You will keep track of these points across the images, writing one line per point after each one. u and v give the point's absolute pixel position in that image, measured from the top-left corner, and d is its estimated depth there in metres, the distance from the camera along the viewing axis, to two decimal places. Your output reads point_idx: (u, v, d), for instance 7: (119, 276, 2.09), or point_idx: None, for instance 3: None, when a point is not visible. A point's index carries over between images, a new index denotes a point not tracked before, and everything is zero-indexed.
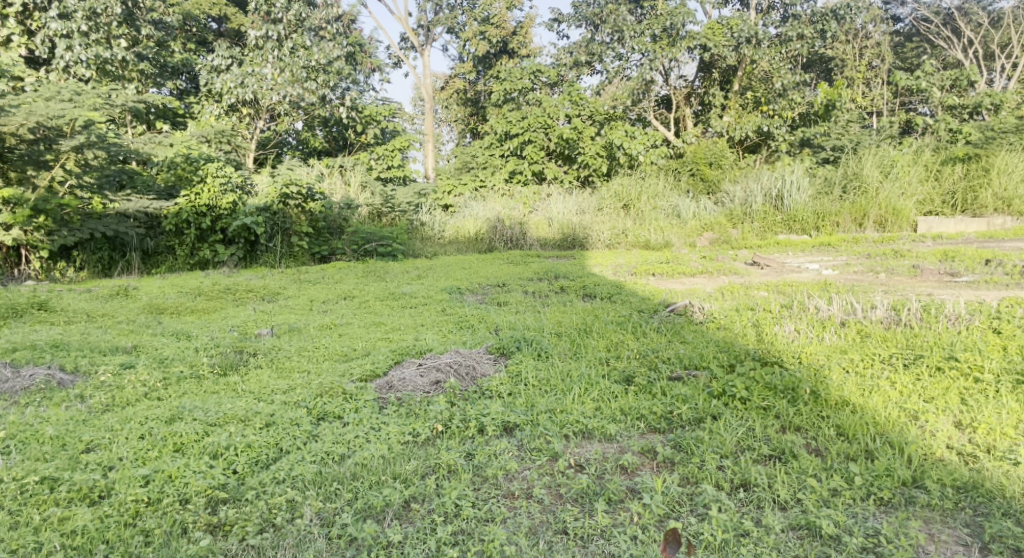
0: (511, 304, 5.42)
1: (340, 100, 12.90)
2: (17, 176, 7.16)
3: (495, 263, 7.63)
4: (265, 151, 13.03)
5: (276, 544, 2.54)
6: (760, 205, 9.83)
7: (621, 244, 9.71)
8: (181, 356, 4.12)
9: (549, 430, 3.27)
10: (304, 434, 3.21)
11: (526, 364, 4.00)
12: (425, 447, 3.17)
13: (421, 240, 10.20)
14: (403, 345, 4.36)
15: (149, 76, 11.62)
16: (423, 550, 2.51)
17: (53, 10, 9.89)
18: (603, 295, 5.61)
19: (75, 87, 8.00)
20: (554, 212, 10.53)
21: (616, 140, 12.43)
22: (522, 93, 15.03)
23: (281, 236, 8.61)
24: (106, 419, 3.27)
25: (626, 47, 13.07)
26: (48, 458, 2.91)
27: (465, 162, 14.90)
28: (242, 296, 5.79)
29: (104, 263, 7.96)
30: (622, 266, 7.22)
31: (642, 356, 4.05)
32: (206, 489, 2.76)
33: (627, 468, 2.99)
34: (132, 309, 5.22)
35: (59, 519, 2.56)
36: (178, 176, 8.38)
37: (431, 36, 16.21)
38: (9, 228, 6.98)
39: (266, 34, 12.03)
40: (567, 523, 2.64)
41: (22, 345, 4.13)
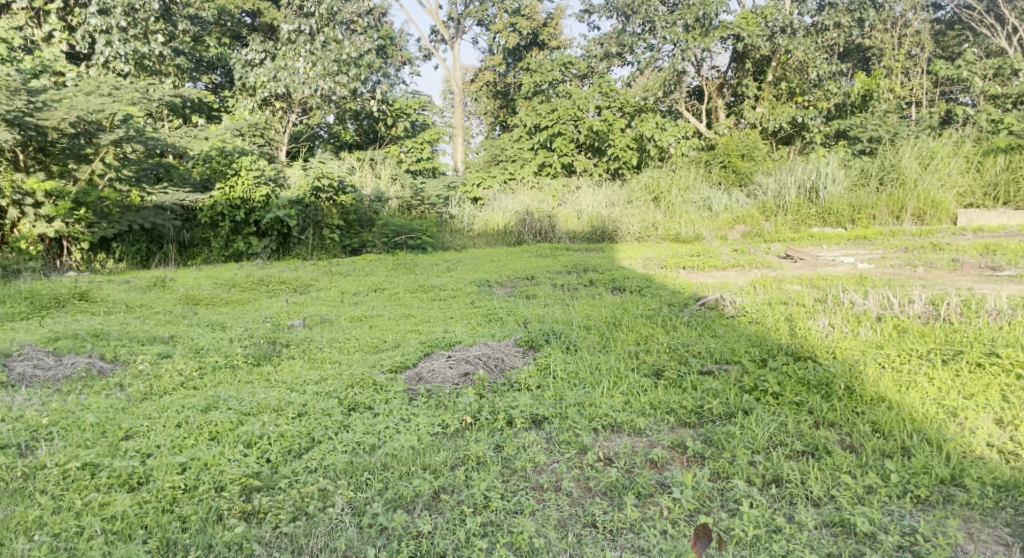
0: (540, 297, 5.42)
1: (370, 94, 13.01)
2: (59, 170, 7.36)
3: (523, 256, 7.61)
4: (298, 145, 13.08)
5: (308, 532, 2.58)
6: (794, 198, 9.68)
7: (651, 237, 9.62)
8: (217, 346, 4.19)
9: (578, 424, 3.27)
10: (335, 424, 3.26)
11: (555, 358, 4.00)
12: (454, 438, 3.20)
13: (450, 233, 10.25)
14: (431, 338, 4.38)
15: (185, 71, 11.78)
16: (453, 541, 2.53)
17: (93, 7, 10.09)
18: (632, 289, 5.56)
19: (113, 82, 8.13)
20: (583, 205, 10.49)
21: (647, 132, 12.34)
22: (551, 85, 15.09)
23: (313, 229, 8.74)
24: (145, 407, 3.35)
25: (657, 38, 12.87)
26: (89, 444, 2.99)
27: (494, 155, 14.91)
28: (275, 288, 5.87)
29: (142, 254, 8.14)
30: (651, 259, 7.13)
31: (673, 350, 4.01)
32: (241, 477, 2.81)
33: (656, 463, 2.98)
34: (169, 300, 5.31)
35: (99, 504, 2.63)
36: (213, 170, 8.65)
37: (461, 28, 16.20)
38: (51, 220, 7.17)
39: (298, 28, 12.01)
40: (595, 516, 2.65)
41: (63, 334, 4.23)
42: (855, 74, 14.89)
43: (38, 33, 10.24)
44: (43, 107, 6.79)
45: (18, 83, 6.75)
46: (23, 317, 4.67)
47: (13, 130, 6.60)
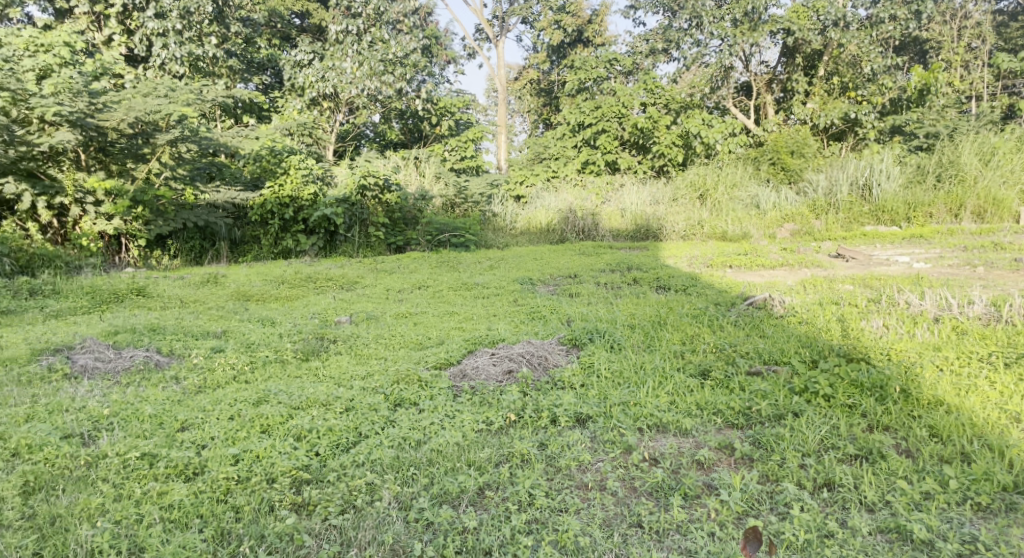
0: (583, 295, 5.40)
1: (415, 93, 12.89)
2: (117, 169, 7.65)
3: (566, 254, 7.61)
4: (344, 144, 13.20)
5: (357, 525, 2.62)
6: (846, 195, 9.45)
7: (697, 235, 9.51)
8: (267, 342, 4.29)
9: (623, 423, 3.25)
10: (382, 419, 3.30)
11: (599, 356, 3.98)
12: (498, 435, 3.21)
13: (493, 231, 10.29)
14: (475, 335, 4.41)
15: (237, 71, 12.04)
16: (499, 537, 2.54)
17: (150, 11, 10.42)
18: (677, 288, 5.51)
19: (170, 83, 8.37)
20: (627, 203, 10.40)
21: (694, 129, 12.17)
22: (596, 82, 15.03)
23: (359, 227, 8.83)
24: (199, 400, 3.44)
25: (705, 32, 12.54)
26: (148, 435, 3.08)
27: (537, 153, 14.86)
28: (322, 284, 5.97)
29: (195, 252, 8.32)
30: (697, 258, 7.06)
31: (720, 350, 3.95)
32: (291, 469, 2.87)
33: (703, 464, 2.95)
34: (221, 296, 5.45)
35: (158, 493, 2.71)
36: (263, 168, 8.82)
37: (506, 26, 16.21)
38: (110, 218, 7.43)
39: (346, 29, 12.20)
40: (641, 516, 2.63)
41: (122, 328, 4.37)
42: (911, 67, 14.49)
43: (98, 36, 10.62)
44: (104, 108, 7.08)
45: (79, 86, 7.06)
46: (84, 312, 4.85)
47: (76, 130, 6.87)
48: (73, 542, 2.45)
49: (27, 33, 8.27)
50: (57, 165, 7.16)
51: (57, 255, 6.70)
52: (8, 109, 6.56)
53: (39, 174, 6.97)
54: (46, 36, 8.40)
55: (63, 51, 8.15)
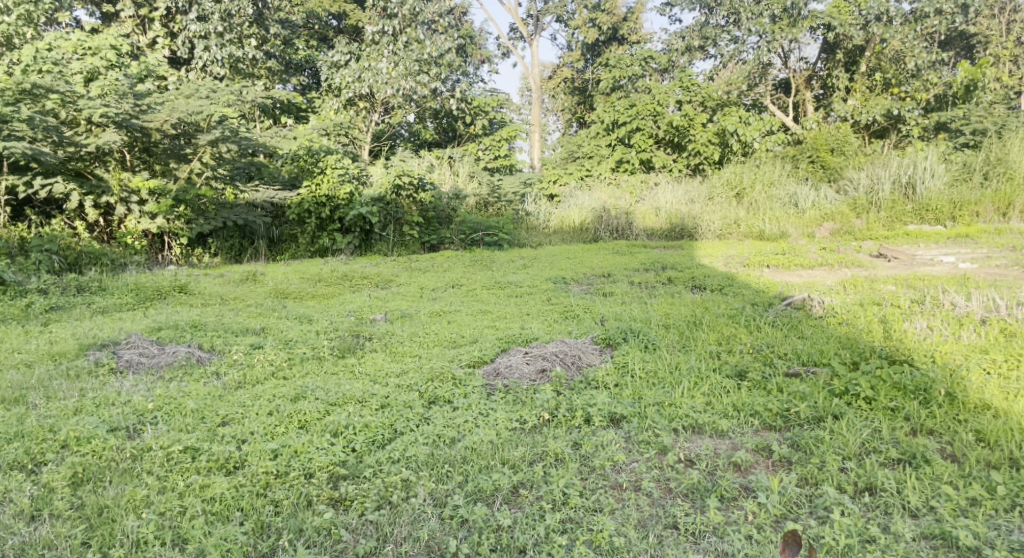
0: (616, 294, 5.38)
1: (449, 92, 13.07)
2: (161, 169, 7.92)
3: (600, 253, 7.59)
4: (379, 143, 13.28)
5: (393, 521, 2.65)
6: (888, 193, 9.24)
7: (733, 234, 9.39)
8: (304, 339, 4.35)
9: (658, 424, 3.23)
10: (416, 417, 3.34)
11: (633, 356, 3.96)
12: (531, 434, 3.22)
13: (527, 230, 10.30)
14: (509, 334, 4.42)
15: (276, 73, 12.24)
16: (533, 536, 2.55)
17: (193, 14, 10.65)
18: (713, 288, 5.44)
19: (212, 84, 8.55)
20: (662, 202, 10.32)
21: (730, 127, 12.01)
22: (630, 81, 14.97)
23: (393, 226, 8.92)
24: (240, 395, 3.51)
25: (742, 30, 12.53)
26: (190, 429, 3.15)
27: (571, 152, 14.83)
28: (358, 283, 6.04)
29: (235, 250, 8.46)
30: (733, 257, 6.97)
31: (757, 351, 3.90)
32: (328, 464, 2.91)
33: (740, 466, 2.92)
34: (260, 293, 5.55)
35: (200, 486, 2.76)
36: (301, 168, 8.81)
37: (541, 25, 16.20)
38: (154, 217, 7.63)
39: (382, 30, 12.31)
40: (677, 518, 2.61)
41: (166, 324, 4.48)
42: (958, 63, 14.11)
43: (143, 39, 10.88)
44: (148, 109, 7.24)
45: (125, 88, 7.22)
46: (129, 308, 4.98)
47: (120, 131, 7.10)
48: (120, 532, 2.52)
49: (76, 37, 8.51)
50: (104, 166, 7.45)
51: (104, 253, 6.89)
52: (58, 111, 6.95)
53: (86, 174, 7.30)
54: (94, 39, 8.63)
55: (110, 54, 8.36)
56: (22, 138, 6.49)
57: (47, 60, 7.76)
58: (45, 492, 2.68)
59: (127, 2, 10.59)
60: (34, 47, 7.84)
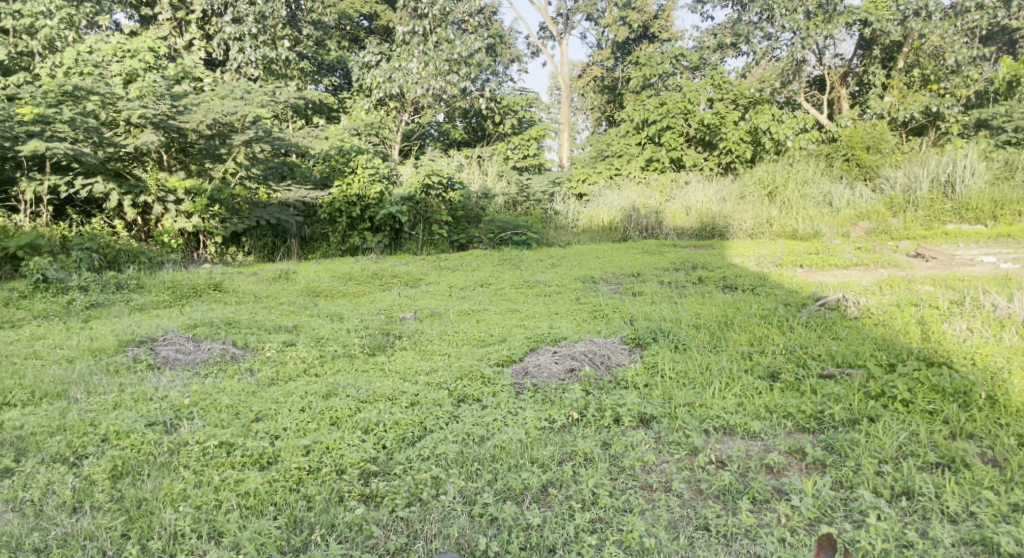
0: (646, 294, 5.34)
1: (479, 92, 13.07)
2: (196, 169, 8.07)
3: (629, 252, 7.56)
4: (409, 143, 13.37)
5: (423, 518, 2.66)
6: (926, 192, 9.05)
7: (764, 234, 9.28)
8: (335, 337, 4.40)
9: (689, 424, 3.20)
10: (446, 415, 3.35)
11: (663, 356, 3.93)
12: (561, 433, 3.21)
13: (555, 229, 10.29)
14: (537, 333, 4.42)
15: (309, 74, 12.38)
16: (563, 535, 2.54)
17: (228, 16, 10.83)
18: (745, 287, 5.38)
19: (246, 85, 8.68)
20: (692, 201, 10.23)
21: (763, 125, 11.85)
22: (661, 79, 14.89)
23: (423, 224, 8.97)
24: (273, 392, 3.56)
25: (776, 26, 12.32)
26: (225, 425, 3.21)
27: (600, 151, 14.78)
28: (388, 281, 6.09)
29: (268, 249, 8.59)
30: (765, 257, 6.87)
31: (789, 352, 3.85)
32: (359, 461, 2.94)
33: (772, 468, 2.88)
34: (292, 291, 5.62)
35: (235, 480, 2.80)
36: (332, 167, 9.14)
37: (571, 23, 16.16)
38: (189, 216, 7.78)
39: (412, 30, 12.39)
40: (708, 519, 2.59)
41: (201, 322, 4.56)
42: (1000, 58, 13.73)
43: (180, 42, 11.09)
44: (185, 110, 7.36)
45: (163, 89, 7.35)
46: (166, 305, 5.09)
47: (158, 132, 7.24)
48: (158, 525, 2.56)
49: (116, 39, 8.69)
50: (141, 166, 7.63)
51: (141, 252, 7.03)
52: (98, 112, 7.16)
53: (125, 174, 7.49)
54: (132, 42, 8.80)
55: (148, 56, 8.53)
56: (64, 139, 6.75)
57: (88, 62, 7.95)
58: (86, 485, 2.74)
59: (165, 5, 10.80)
60: (76, 49, 8.04)
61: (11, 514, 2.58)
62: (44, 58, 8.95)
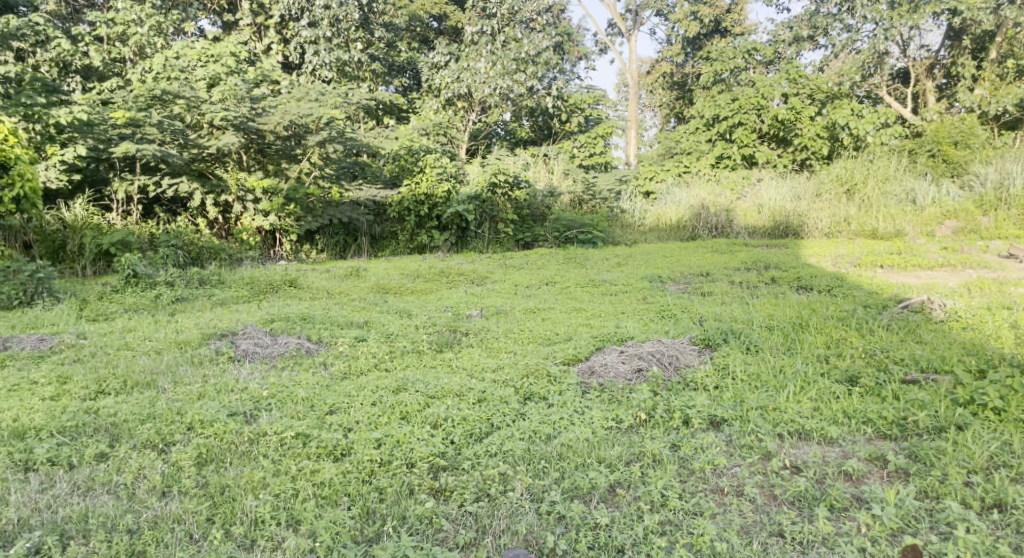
0: (716, 294, 5.23)
1: (546, 90, 12.96)
2: (273, 169, 8.37)
3: (699, 250, 7.44)
4: (476, 142, 13.52)
5: (491, 514, 2.68)
6: (1019, 189, 8.55)
7: (842, 233, 8.96)
8: (405, 333, 4.48)
9: (762, 428, 3.13)
10: (512, 412, 3.37)
11: (734, 358, 3.84)
12: (628, 434, 3.18)
13: (622, 227, 10.22)
14: (604, 332, 4.40)
15: (380, 75, 12.61)
16: (632, 536, 2.52)
17: (305, 20, 11.19)
18: (821, 289, 5.21)
19: (320, 88, 8.95)
20: (765, 199, 9.97)
21: (841, 120, 11.47)
22: (733, 74, 14.30)
23: (489, 223, 9.02)
24: (345, 386, 3.66)
25: (857, 17, 12.07)
26: (301, 416, 3.31)
27: (669, 148, 14.66)
28: (454, 279, 6.16)
29: (340, 246, 8.83)
30: (843, 256, 6.63)
31: (869, 356, 3.70)
32: (428, 455, 2.98)
33: (851, 475, 2.78)
34: (362, 288, 5.75)
35: (311, 470, 2.89)
36: (401, 167, 9.19)
37: (640, 20, 15.97)
38: (266, 214, 8.06)
39: (481, 30, 12.48)
40: (783, 526, 2.51)
41: (277, 317, 4.72)
42: None
43: (259, 46, 11.52)
44: (263, 112, 7.67)
45: (243, 92, 7.63)
46: (245, 300, 5.29)
47: (239, 133, 7.55)
48: (240, 511, 2.66)
49: (200, 45, 9.12)
50: (222, 166, 7.96)
51: (221, 249, 7.33)
52: (184, 115, 7.52)
53: (208, 174, 7.80)
54: (216, 47, 9.19)
55: (230, 61, 8.89)
56: (153, 141, 7.17)
57: (174, 67, 8.35)
58: (174, 470, 2.87)
59: (246, 12, 11.27)
60: (164, 55, 8.46)
61: (107, 495, 2.72)
62: (135, 64, 9.44)
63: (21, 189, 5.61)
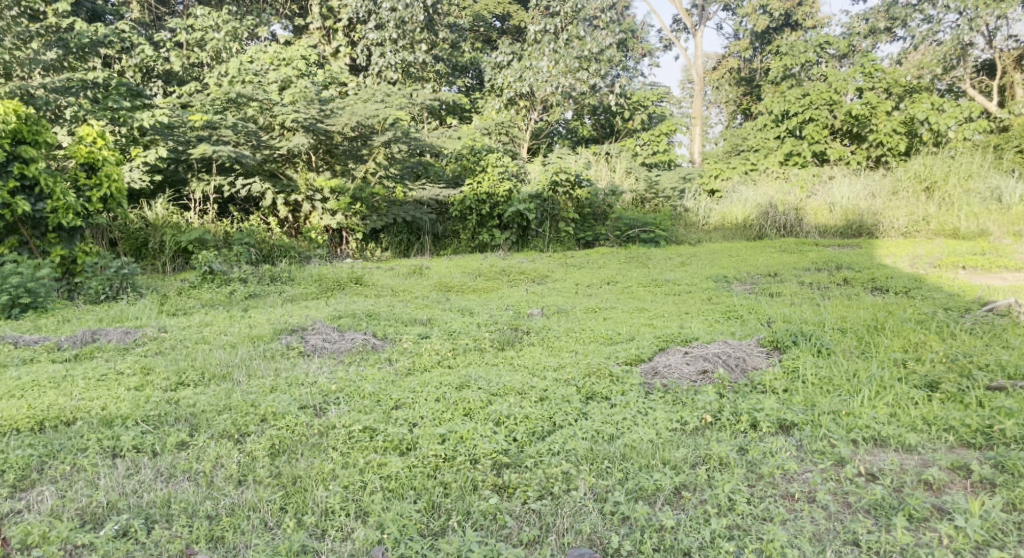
0: (784, 295, 5.10)
1: (609, 88, 12.81)
2: (341, 169, 8.56)
3: (767, 250, 7.26)
4: (537, 141, 13.56)
5: (555, 512, 2.68)
6: None
7: (920, 233, 8.59)
8: (467, 331, 4.52)
9: (834, 433, 3.03)
10: (575, 411, 3.36)
11: (804, 361, 3.73)
12: (693, 436, 3.13)
13: (685, 226, 10.06)
14: (667, 332, 4.34)
15: (444, 75, 12.76)
16: (698, 539, 2.47)
17: (372, 23, 11.43)
18: (897, 290, 5.01)
19: (386, 89, 9.11)
20: (837, 197, 9.65)
21: (921, 114, 11.05)
22: (804, 68, 14.06)
23: (549, 222, 9.01)
24: (409, 381, 3.71)
25: (938, 8, 11.72)
26: (368, 411, 3.38)
27: (735, 145, 14.49)
28: (515, 278, 6.18)
29: (403, 245, 9.00)
30: (922, 257, 6.36)
31: (951, 361, 3.53)
32: (491, 452, 3.00)
33: (931, 484, 2.67)
34: (425, 286, 5.83)
35: (378, 464, 2.94)
36: (463, 166, 9.36)
37: (706, 15, 15.65)
38: (332, 213, 8.26)
39: (544, 29, 12.46)
40: (858, 534, 2.43)
41: (344, 313, 4.84)
42: None
43: (328, 49, 11.82)
44: (332, 114, 7.79)
45: (313, 94, 7.85)
46: (314, 297, 5.44)
47: (308, 135, 7.71)
48: (311, 501, 2.73)
49: (273, 49, 9.42)
50: (293, 167, 8.21)
51: (292, 247, 7.52)
52: (258, 117, 7.79)
53: (279, 174, 8.07)
54: (288, 51, 9.44)
55: (301, 64, 9.12)
56: (228, 142, 7.40)
57: (249, 71, 8.65)
58: (249, 460, 2.97)
59: (316, 16, 11.61)
60: (239, 59, 8.77)
61: (187, 482, 2.83)
62: (212, 68, 9.79)
63: (106, 189, 5.87)
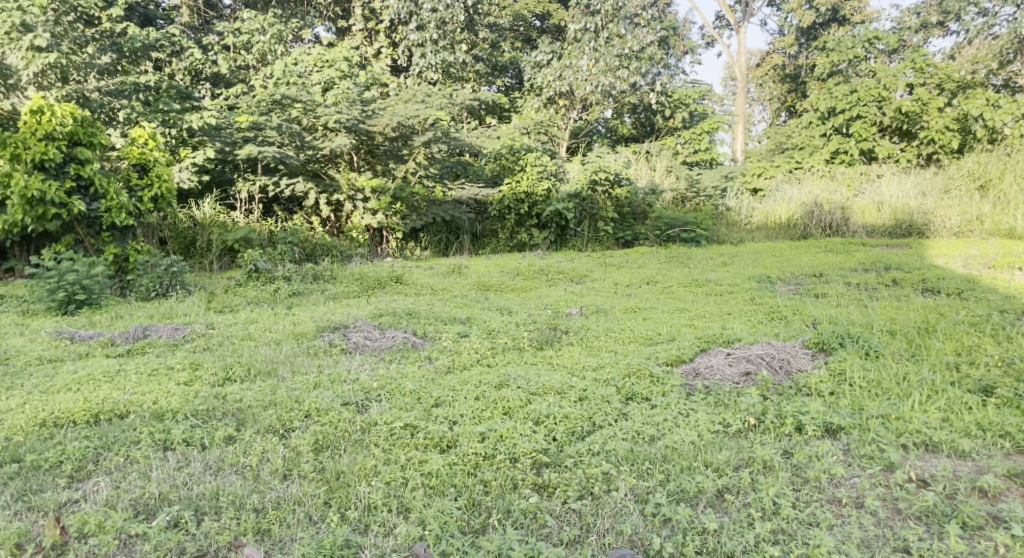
0: (830, 296, 4.99)
1: (649, 86, 12.75)
2: (381, 169, 8.65)
3: (812, 250, 7.11)
4: (576, 141, 13.52)
5: (596, 512, 2.66)
6: None
7: (973, 233, 8.32)
8: (506, 330, 4.53)
9: (883, 438, 2.95)
10: (615, 412, 3.33)
11: (851, 363, 3.64)
12: (736, 439, 3.08)
13: (726, 225, 9.92)
14: (708, 333, 4.29)
15: (483, 75, 12.80)
16: (742, 543, 2.44)
17: (413, 24, 11.53)
18: (950, 292, 4.86)
19: (427, 89, 9.18)
20: (885, 196, 9.40)
21: (975, 110, 10.65)
22: (851, 64, 13.65)
23: (588, 222, 8.95)
24: (450, 379, 3.74)
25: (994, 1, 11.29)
26: (409, 408, 3.41)
27: (779, 142, 14.23)
28: (554, 277, 6.16)
29: (443, 244, 9.06)
30: (976, 258, 6.15)
31: (1008, 365, 3.42)
32: (531, 451, 3.00)
33: (985, 492, 2.58)
34: (465, 285, 5.85)
35: (419, 461, 2.96)
36: (502, 166, 9.44)
37: (749, 11, 15.40)
38: (373, 213, 8.36)
39: (585, 27, 12.42)
40: (909, 542, 2.36)
41: (385, 311, 4.89)
42: None
43: (369, 50, 11.97)
44: (373, 114, 7.87)
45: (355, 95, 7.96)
46: (355, 295, 5.51)
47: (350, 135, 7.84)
48: (354, 496, 2.77)
49: (316, 51, 9.55)
50: (335, 167, 8.33)
51: (333, 246, 7.64)
52: (301, 118, 7.94)
53: (321, 174, 8.20)
54: (330, 52, 9.56)
55: (344, 65, 9.22)
56: (273, 143, 7.64)
57: (293, 73, 8.80)
58: (293, 454, 3.02)
59: (358, 18, 11.75)
60: (283, 62, 8.93)
61: (235, 475, 2.90)
62: (258, 70, 9.99)
63: (157, 189, 6.02)
